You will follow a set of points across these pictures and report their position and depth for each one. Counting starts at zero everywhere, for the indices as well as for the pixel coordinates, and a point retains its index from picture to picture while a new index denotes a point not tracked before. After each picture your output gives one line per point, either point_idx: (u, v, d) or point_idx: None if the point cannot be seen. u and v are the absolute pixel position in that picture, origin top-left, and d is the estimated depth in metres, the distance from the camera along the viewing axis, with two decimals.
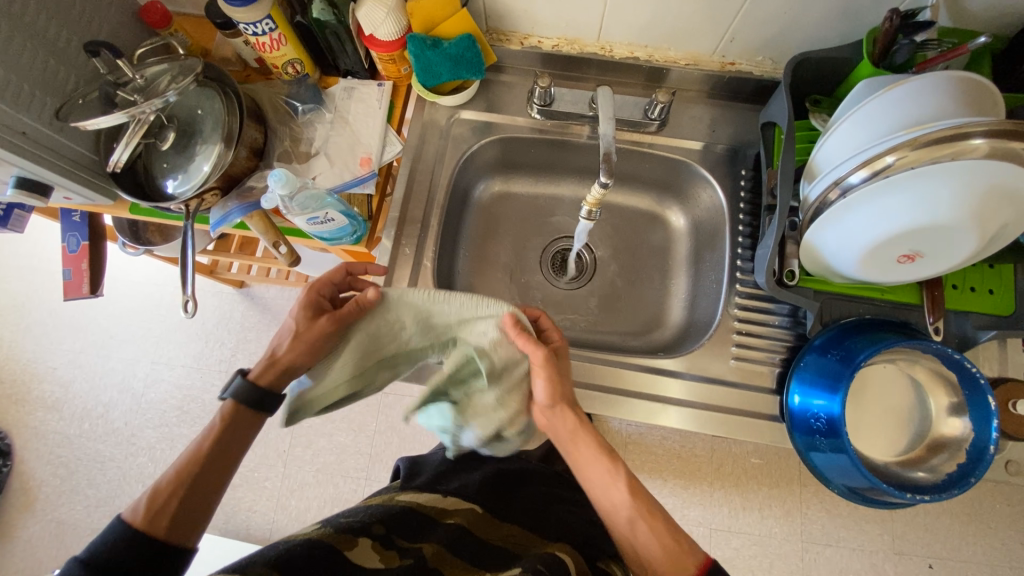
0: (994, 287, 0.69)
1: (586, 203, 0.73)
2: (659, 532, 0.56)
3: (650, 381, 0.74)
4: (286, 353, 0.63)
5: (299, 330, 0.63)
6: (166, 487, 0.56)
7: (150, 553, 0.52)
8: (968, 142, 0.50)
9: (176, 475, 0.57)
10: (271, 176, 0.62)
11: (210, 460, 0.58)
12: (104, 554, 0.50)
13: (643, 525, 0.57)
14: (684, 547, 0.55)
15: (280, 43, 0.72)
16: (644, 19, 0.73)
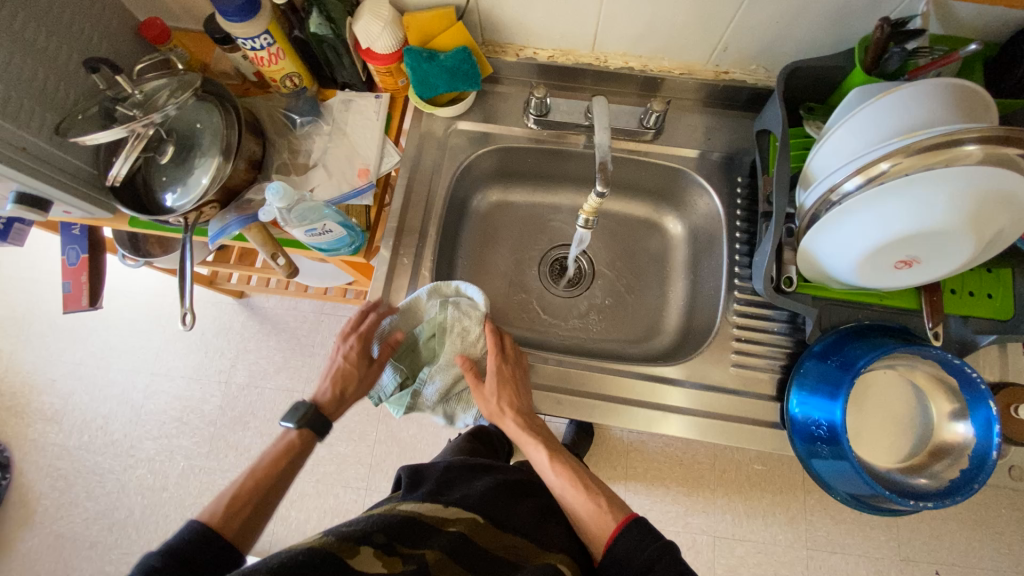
0: (992, 291, 0.69)
1: (583, 211, 0.73)
2: (586, 499, 0.67)
3: (650, 389, 0.74)
4: (350, 393, 0.70)
5: (360, 374, 0.71)
6: (245, 491, 0.62)
7: (215, 555, 0.56)
8: (962, 148, 0.50)
9: (251, 485, 0.63)
10: (269, 189, 0.62)
11: (279, 476, 0.65)
12: (180, 545, 0.54)
13: (575, 492, 0.69)
14: (608, 509, 0.66)
15: (278, 57, 0.73)
16: (638, 30, 0.73)
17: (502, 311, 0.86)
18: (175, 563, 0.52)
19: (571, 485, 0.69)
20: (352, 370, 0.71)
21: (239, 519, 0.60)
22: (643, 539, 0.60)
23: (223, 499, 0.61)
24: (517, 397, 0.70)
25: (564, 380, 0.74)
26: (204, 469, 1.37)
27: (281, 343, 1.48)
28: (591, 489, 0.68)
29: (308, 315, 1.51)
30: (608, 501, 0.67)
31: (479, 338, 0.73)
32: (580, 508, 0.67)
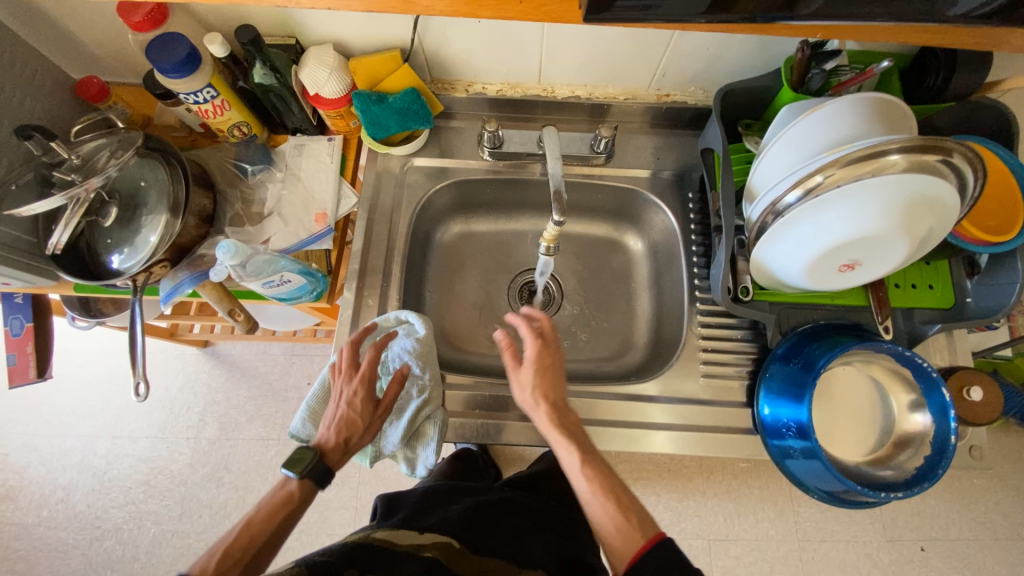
0: (932, 283, 0.74)
1: (544, 240, 0.74)
2: (615, 510, 0.58)
3: (631, 409, 0.74)
4: (355, 442, 0.63)
5: (369, 425, 0.64)
6: (239, 546, 0.54)
7: None
8: (886, 158, 0.54)
9: (245, 541, 0.55)
10: (220, 247, 0.60)
11: (276, 532, 0.57)
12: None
13: (601, 505, 0.59)
14: (637, 526, 0.56)
15: (223, 108, 0.73)
16: (580, 61, 0.76)
17: (474, 341, 0.86)
18: None
19: (600, 494, 0.59)
20: (360, 422, 0.64)
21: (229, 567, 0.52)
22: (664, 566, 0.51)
23: (215, 553, 0.53)
24: (551, 387, 0.65)
25: None
26: (177, 534, 1.29)
27: (251, 391, 1.42)
28: (623, 503, 0.58)
29: (278, 359, 1.46)
30: (639, 515, 0.58)
31: (426, 368, 0.69)
32: (606, 526, 0.57)
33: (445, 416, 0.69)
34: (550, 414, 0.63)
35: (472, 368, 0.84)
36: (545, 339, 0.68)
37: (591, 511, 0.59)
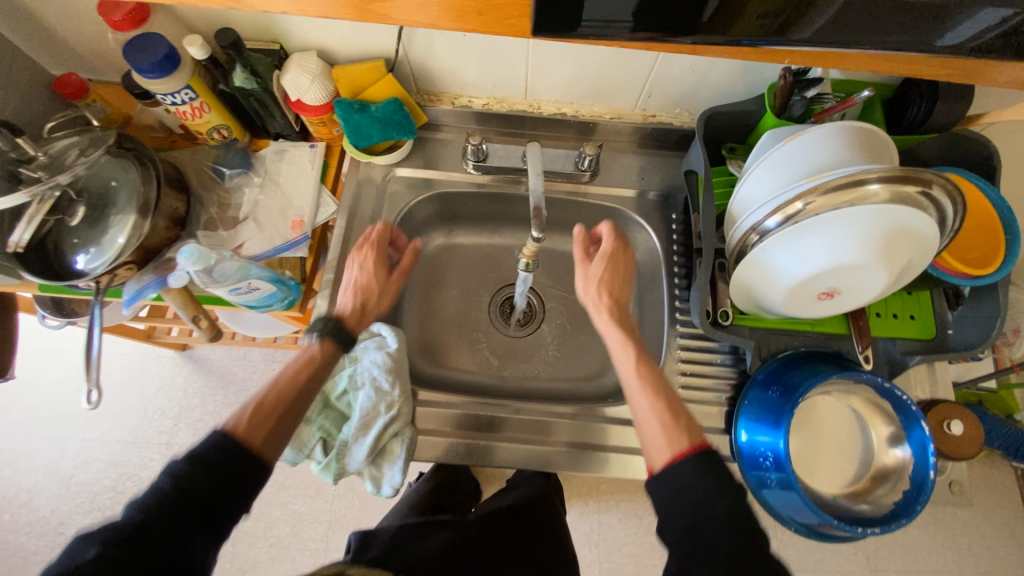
0: (913, 313, 0.73)
1: (523, 255, 0.73)
2: (663, 412, 0.58)
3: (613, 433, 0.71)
4: (372, 307, 0.68)
5: (384, 290, 0.69)
6: (271, 401, 0.57)
7: (243, 463, 0.51)
8: (866, 187, 0.54)
9: (276, 398, 0.58)
10: (180, 253, 0.59)
11: (302, 392, 0.60)
12: (207, 454, 0.50)
13: (652, 410, 0.59)
14: (679, 429, 0.56)
15: (202, 110, 0.72)
16: (567, 78, 0.76)
17: (452, 356, 0.84)
18: (204, 470, 0.48)
19: (648, 394, 0.60)
20: (375, 286, 0.69)
21: (266, 423, 0.55)
22: (697, 475, 0.51)
23: (248, 408, 0.56)
24: (618, 289, 0.69)
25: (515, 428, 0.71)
26: None
27: (228, 397, 1.39)
28: (674, 408, 0.59)
29: (257, 365, 1.42)
30: (686, 422, 0.57)
31: (395, 384, 0.66)
32: (649, 429, 0.57)
33: (414, 434, 0.67)
34: (608, 316, 0.67)
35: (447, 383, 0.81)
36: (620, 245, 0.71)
37: (638, 411, 0.60)
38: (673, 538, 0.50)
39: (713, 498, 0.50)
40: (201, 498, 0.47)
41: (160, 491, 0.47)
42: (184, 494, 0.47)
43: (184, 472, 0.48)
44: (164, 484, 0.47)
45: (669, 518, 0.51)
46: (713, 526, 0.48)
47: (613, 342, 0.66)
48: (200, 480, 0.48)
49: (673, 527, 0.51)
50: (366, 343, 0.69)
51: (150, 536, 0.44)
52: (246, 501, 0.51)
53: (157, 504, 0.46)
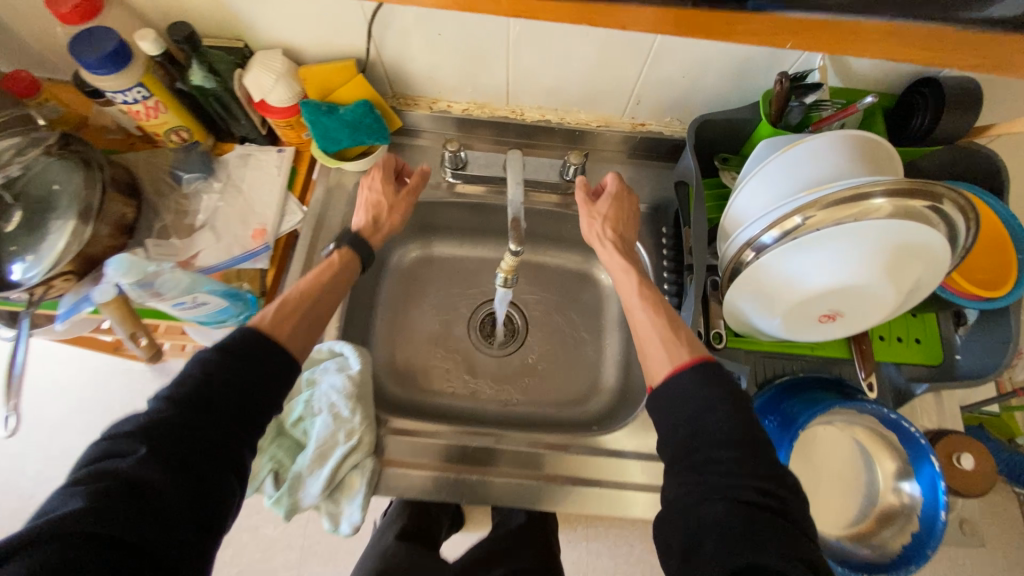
0: (919, 337, 0.68)
1: (501, 270, 0.68)
2: (665, 330, 0.55)
3: (601, 465, 0.64)
4: (386, 221, 0.68)
5: (397, 206, 0.69)
6: (294, 300, 0.57)
7: (269, 358, 0.50)
8: (870, 201, 0.48)
9: (298, 299, 0.57)
10: (111, 263, 0.55)
11: (322, 295, 0.59)
12: (234, 345, 0.49)
13: (652, 327, 0.56)
14: (681, 344, 0.54)
15: (157, 110, 0.67)
16: (551, 82, 0.72)
17: (427, 378, 0.78)
18: (231, 358, 0.48)
19: (650, 315, 0.57)
20: (387, 203, 0.68)
21: (279, 320, 0.54)
22: (698, 384, 0.49)
23: (273, 306, 0.56)
24: (621, 223, 0.67)
25: (490, 460, 0.63)
26: None
27: None
28: (676, 326, 0.56)
29: None
30: (687, 338, 0.54)
31: (356, 411, 0.60)
32: (651, 346, 0.55)
33: (376, 466, 0.60)
34: (614, 241, 0.65)
35: (419, 409, 0.76)
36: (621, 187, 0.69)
37: (639, 331, 0.58)
38: (679, 441, 0.48)
39: (728, 394, 0.48)
40: (237, 384, 0.47)
41: (190, 381, 0.46)
42: (218, 379, 0.46)
43: (211, 361, 0.47)
44: (197, 371, 0.46)
45: (670, 422, 0.49)
46: (724, 426, 0.46)
47: (617, 267, 0.63)
48: (231, 369, 0.47)
49: (673, 416, 0.49)
50: (326, 363, 0.63)
51: (193, 422, 0.44)
52: (283, 394, 0.51)
53: (191, 394, 0.45)
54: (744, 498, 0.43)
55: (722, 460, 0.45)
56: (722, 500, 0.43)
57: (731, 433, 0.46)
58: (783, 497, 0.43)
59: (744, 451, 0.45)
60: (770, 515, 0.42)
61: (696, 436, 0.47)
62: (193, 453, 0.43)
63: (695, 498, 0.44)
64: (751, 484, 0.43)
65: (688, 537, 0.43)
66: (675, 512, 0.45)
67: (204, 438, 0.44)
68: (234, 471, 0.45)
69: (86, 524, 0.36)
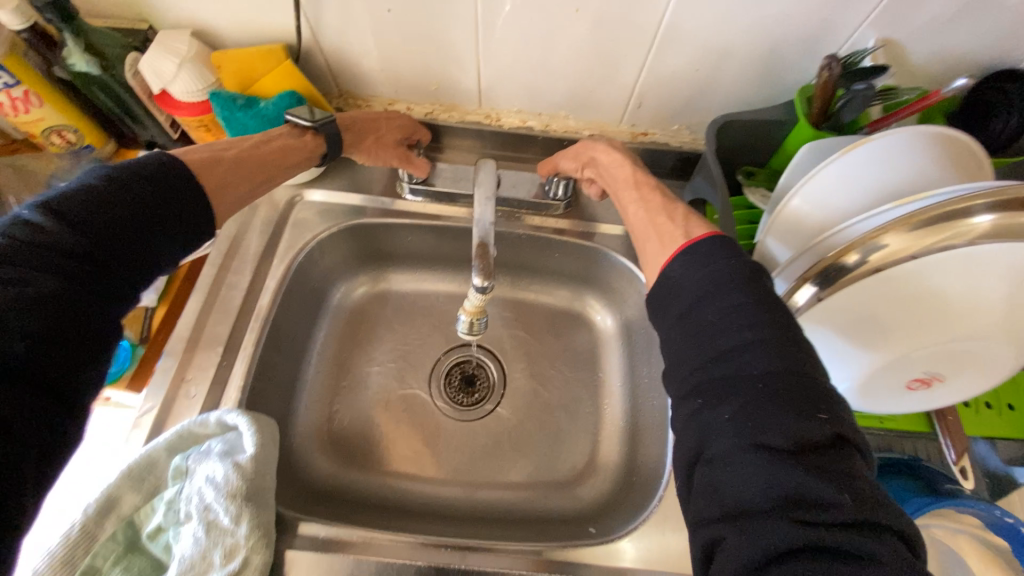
0: (1014, 402, 0.52)
1: (464, 311, 0.52)
2: (665, 225, 0.44)
3: None
4: (359, 146, 0.57)
5: (382, 150, 0.58)
6: (249, 160, 0.48)
7: (177, 205, 0.40)
8: (969, 220, 0.33)
9: (254, 163, 0.48)
10: None
11: (276, 165, 0.50)
12: (125, 174, 0.39)
13: (649, 225, 0.46)
14: (680, 232, 0.43)
15: (27, 103, 0.51)
16: (533, 78, 0.57)
17: (370, 450, 0.60)
18: (122, 186, 0.38)
19: (648, 213, 0.47)
20: (375, 139, 0.58)
21: (215, 176, 0.45)
22: (695, 268, 0.37)
23: (222, 151, 0.46)
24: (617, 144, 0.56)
25: None
26: None
27: None
28: (677, 217, 0.45)
29: None
30: (690, 225, 0.43)
31: (242, 518, 0.42)
32: (650, 242, 0.44)
33: None
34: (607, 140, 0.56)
35: (356, 495, 0.57)
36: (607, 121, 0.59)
37: (639, 233, 0.47)
38: (686, 383, 0.35)
39: (752, 311, 0.34)
40: (115, 255, 0.37)
41: (47, 241, 0.34)
42: (83, 242, 0.35)
43: (82, 208, 0.36)
44: (51, 220, 0.35)
45: (677, 347, 0.36)
46: (744, 371, 0.32)
47: (613, 160, 0.53)
48: (103, 229, 0.36)
49: (666, 315, 0.38)
50: (212, 442, 0.45)
51: (49, 302, 0.33)
52: (177, 252, 0.41)
53: (39, 255, 0.34)
54: (778, 515, 0.28)
55: (741, 430, 0.31)
56: (748, 500, 0.29)
57: (757, 390, 0.32)
58: (851, 509, 0.28)
59: (778, 419, 0.30)
60: (824, 549, 0.27)
61: (698, 380, 0.34)
62: (57, 350, 0.33)
63: (707, 485, 0.32)
64: (791, 477, 0.29)
65: (713, 549, 0.30)
66: (692, 504, 0.33)
67: (74, 326, 0.34)
68: (108, 360, 0.37)
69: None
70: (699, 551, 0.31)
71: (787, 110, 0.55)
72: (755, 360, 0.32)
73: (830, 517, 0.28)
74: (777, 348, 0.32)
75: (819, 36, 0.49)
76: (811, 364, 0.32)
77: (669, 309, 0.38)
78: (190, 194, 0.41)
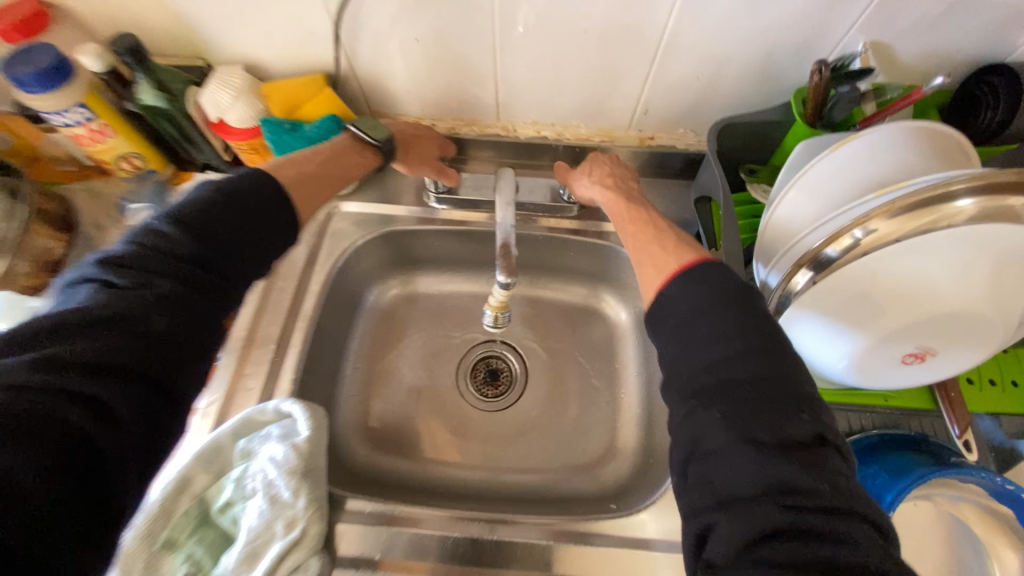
0: (1017, 379, 0.54)
1: (489, 306, 0.58)
2: (658, 250, 0.48)
3: (624, 562, 0.49)
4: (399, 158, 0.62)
5: (420, 161, 0.63)
6: (319, 169, 0.54)
7: (267, 217, 0.46)
8: (952, 203, 0.37)
9: (323, 173, 0.54)
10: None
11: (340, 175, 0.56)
12: (228, 194, 0.45)
13: (643, 250, 0.49)
14: (671, 257, 0.46)
15: (104, 134, 0.59)
16: (547, 93, 0.63)
17: (405, 439, 0.65)
18: (225, 204, 0.44)
19: (643, 240, 0.50)
20: (414, 150, 0.63)
21: (296, 184, 0.50)
22: (690, 286, 0.41)
23: (298, 165, 0.52)
24: (616, 173, 0.60)
25: (474, 554, 0.49)
26: None
27: None
28: (668, 243, 0.48)
29: None
30: (681, 252, 0.47)
31: (300, 492, 0.47)
32: (643, 266, 0.48)
33: (324, 567, 0.46)
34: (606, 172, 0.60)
35: (394, 480, 0.62)
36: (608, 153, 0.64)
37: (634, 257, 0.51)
38: (688, 385, 0.38)
39: (744, 322, 0.38)
40: (218, 262, 0.43)
41: (166, 253, 0.41)
42: (194, 253, 0.41)
43: (189, 225, 0.42)
44: (168, 230, 0.41)
45: (674, 354, 0.40)
46: (736, 376, 0.36)
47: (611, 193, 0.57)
48: (207, 241, 0.42)
49: (663, 327, 0.42)
50: (269, 429, 0.50)
51: (154, 301, 0.39)
52: (265, 257, 0.46)
53: (160, 260, 0.40)
54: (765, 501, 0.32)
55: (734, 426, 0.35)
56: (737, 489, 0.33)
57: (746, 394, 0.36)
58: (830, 498, 0.32)
59: (765, 418, 0.34)
60: (808, 532, 0.31)
61: (696, 384, 0.38)
62: (176, 337, 0.39)
63: (702, 478, 0.35)
64: (776, 469, 0.33)
65: (705, 534, 0.34)
66: (686, 492, 0.36)
67: (189, 322, 0.40)
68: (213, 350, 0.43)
69: (43, 455, 0.32)
70: (691, 537, 0.35)
71: (785, 111, 0.59)
72: (743, 366, 0.36)
73: (808, 504, 0.32)
74: (764, 356, 0.36)
75: (810, 43, 0.53)
76: (797, 372, 0.37)
77: (666, 322, 0.41)
78: (274, 208, 0.47)
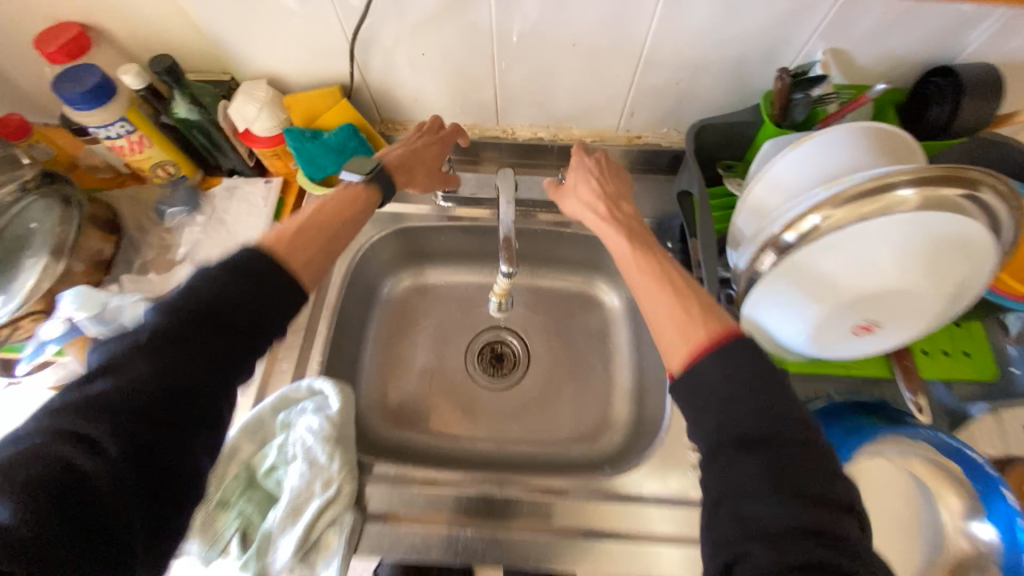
0: (968, 349, 0.61)
1: (495, 293, 0.64)
2: (679, 302, 0.45)
3: (619, 513, 0.56)
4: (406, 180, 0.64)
5: (426, 177, 0.66)
6: (319, 222, 0.53)
7: (274, 288, 0.44)
8: (895, 193, 0.42)
9: (322, 223, 0.53)
10: (72, 295, 0.56)
11: (344, 221, 0.55)
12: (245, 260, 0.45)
13: (664, 300, 0.46)
14: (702, 318, 0.43)
15: (142, 145, 0.65)
16: (541, 99, 0.69)
17: (420, 416, 0.72)
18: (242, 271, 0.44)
19: (659, 286, 0.47)
20: (419, 169, 0.64)
21: (292, 251, 0.49)
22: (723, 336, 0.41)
23: (290, 227, 0.50)
24: (613, 197, 0.58)
25: (486, 509, 0.56)
26: None
27: None
28: (690, 295, 0.46)
29: None
30: (709, 313, 0.44)
31: (334, 456, 0.54)
32: (665, 321, 0.45)
33: (356, 520, 0.53)
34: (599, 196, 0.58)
35: (412, 452, 0.69)
36: (602, 170, 0.61)
37: (648, 303, 0.47)
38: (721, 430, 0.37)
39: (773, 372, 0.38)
40: (230, 323, 0.42)
41: (182, 311, 0.41)
42: (208, 312, 0.41)
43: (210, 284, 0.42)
44: (190, 290, 0.42)
45: (707, 401, 0.39)
46: (774, 422, 0.36)
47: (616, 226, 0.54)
48: (223, 299, 0.42)
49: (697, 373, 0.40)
50: (304, 404, 0.57)
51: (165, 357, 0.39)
52: (279, 325, 0.45)
53: (176, 316, 0.40)
54: (804, 544, 0.31)
55: (772, 471, 0.34)
56: (775, 529, 0.32)
57: (781, 441, 0.35)
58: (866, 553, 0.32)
59: (800, 465, 0.34)
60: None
61: (735, 428, 0.37)
62: (180, 398, 0.38)
63: (735, 515, 0.34)
64: (813, 517, 0.32)
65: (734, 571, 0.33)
66: (716, 527, 0.35)
67: (194, 383, 0.39)
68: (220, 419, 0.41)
69: (38, 496, 0.32)
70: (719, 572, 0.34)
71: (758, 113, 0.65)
72: (779, 417, 0.36)
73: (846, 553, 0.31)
74: (793, 407, 0.37)
75: (776, 51, 0.59)
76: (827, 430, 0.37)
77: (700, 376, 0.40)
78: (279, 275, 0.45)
